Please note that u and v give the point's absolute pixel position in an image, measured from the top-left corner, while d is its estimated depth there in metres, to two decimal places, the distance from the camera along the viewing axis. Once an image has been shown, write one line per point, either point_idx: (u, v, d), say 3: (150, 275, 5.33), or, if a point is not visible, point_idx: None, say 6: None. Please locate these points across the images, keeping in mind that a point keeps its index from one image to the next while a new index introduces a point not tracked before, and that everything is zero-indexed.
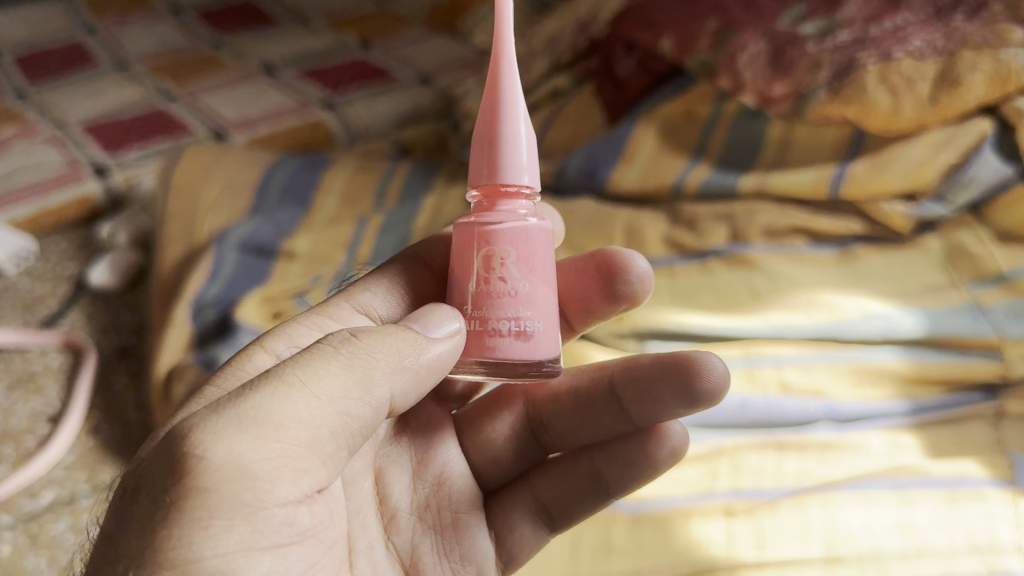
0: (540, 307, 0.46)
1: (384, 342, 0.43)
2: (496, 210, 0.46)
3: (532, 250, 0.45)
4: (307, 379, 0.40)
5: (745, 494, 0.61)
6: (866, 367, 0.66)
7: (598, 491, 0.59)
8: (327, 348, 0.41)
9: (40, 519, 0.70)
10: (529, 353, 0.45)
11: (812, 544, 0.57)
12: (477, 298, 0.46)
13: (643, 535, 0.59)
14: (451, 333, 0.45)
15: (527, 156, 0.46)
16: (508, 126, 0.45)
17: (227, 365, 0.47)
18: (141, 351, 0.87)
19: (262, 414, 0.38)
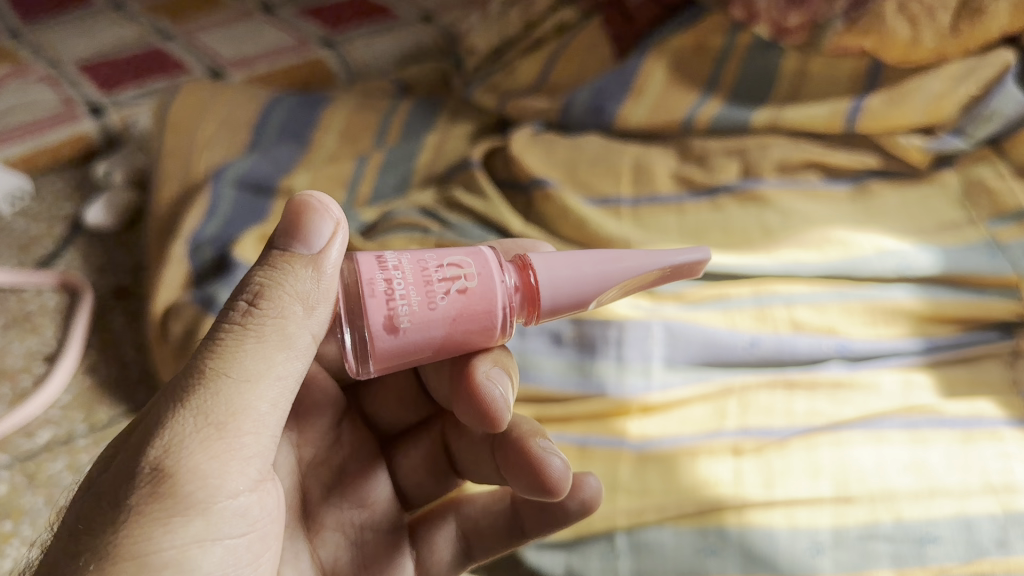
0: (427, 318, 0.41)
1: (287, 291, 0.39)
2: (509, 270, 0.44)
3: (473, 303, 0.42)
4: (225, 362, 0.38)
5: (754, 433, 0.60)
6: (880, 305, 0.65)
7: (510, 527, 0.54)
8: (235, 323, 0.39)
9: (37, 458, 0.69)
10: (378, 311, 0.40)
11: (823, 483, 0.57)
12: (410, 262, 0.42)
13: (649, 474, 0.60)
14: (332, 237, 0.40)
15: (562, 285, 0.45)
16: (593, 257, 0.46)
17: None
18: (138, 290, 0.86)
19: (197, 412, 0.36)
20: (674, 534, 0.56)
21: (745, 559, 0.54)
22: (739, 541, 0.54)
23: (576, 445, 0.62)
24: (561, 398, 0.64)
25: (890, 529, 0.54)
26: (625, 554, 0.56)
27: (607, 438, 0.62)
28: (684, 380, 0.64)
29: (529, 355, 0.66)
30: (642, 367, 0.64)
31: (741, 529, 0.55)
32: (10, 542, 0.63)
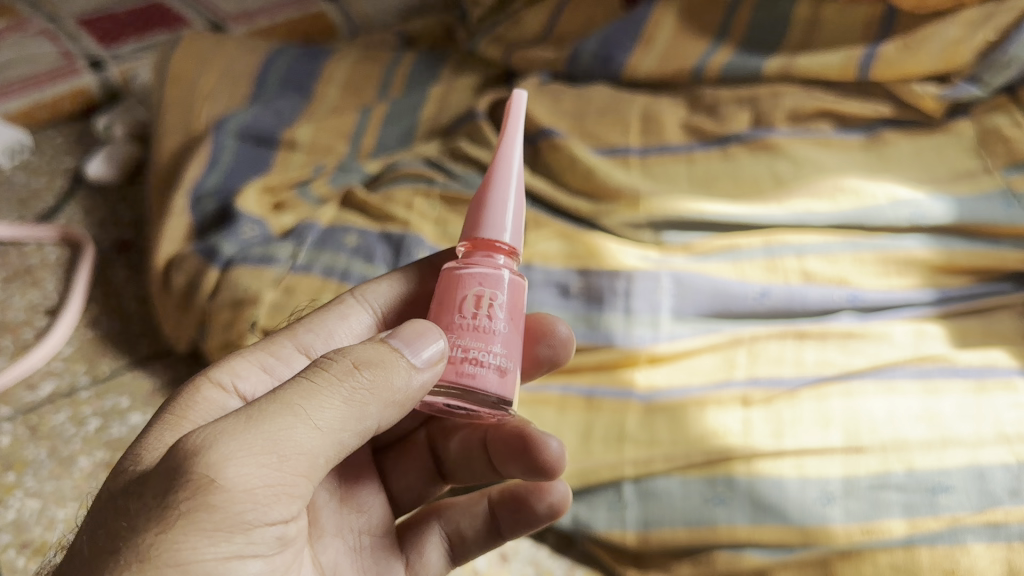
0: (512, 343, 0.43)
1: (385, 376, 0.38)
2: (483, 258, 0.44)
3: (514, 296, 0.43)
4: (310, 406, 0.36)
5: (763, 383, 0.60)
6: (892, 255, 0.64)
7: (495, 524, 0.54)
8: (329, 375, 0.37)
9: (39, 410, 0.69)
10: (502, 387, 0.42)
11: (833, 433, 0.56)
12: (461, 332, 0.42)
13: (657, 424, 0.59)
14: (434, 360, 0.40)
15: (513, 215, 0.45)
16: (504, 185, 0.45)
17: (174, 395, 0.43)
18: (139, 244, 0.85)
19: (270, 438, 0.35)
20: (682, 484, 0.56)
21: (754, 508, 0.54)
22: (748, 489, 0.54)
23: (583, 396, 0.61)
24: None
25: (902, 479, 0.53)
26: (632, 504, 0.56)
27: (615, 389, 0.61)
28: (693, 331, 0.63)
29: (535, 307, 0.65)
30: (650, 318, 0.63)
31: (750, 479, 0.55)
32: (13, 494, 0.63)
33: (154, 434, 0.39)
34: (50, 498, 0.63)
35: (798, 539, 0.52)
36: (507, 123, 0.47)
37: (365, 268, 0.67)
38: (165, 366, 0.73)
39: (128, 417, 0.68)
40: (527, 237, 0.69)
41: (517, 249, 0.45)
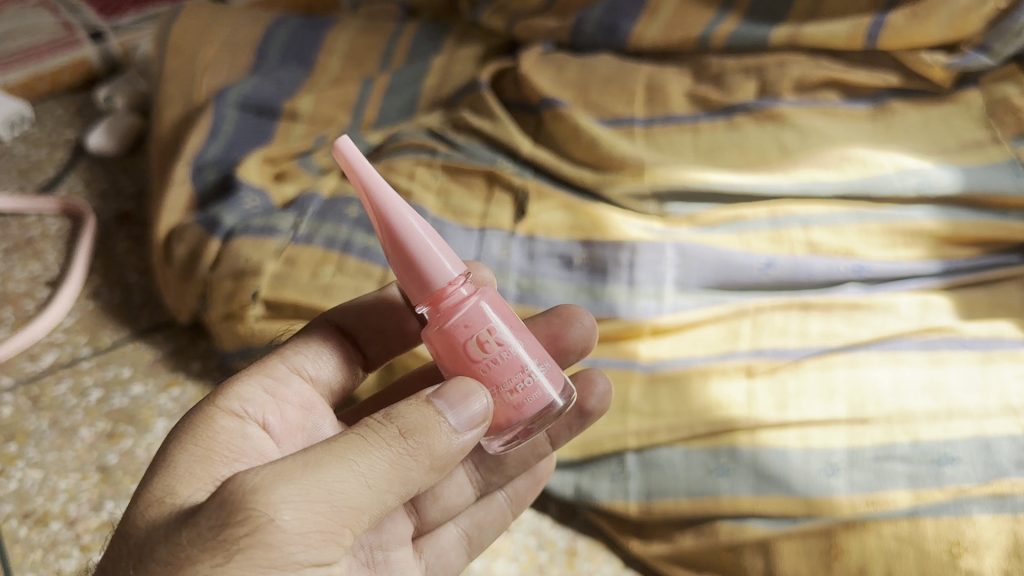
0: (527, 343, 0.43)
1: (428, 441, 0.39)
2: (455, 307, 0.42)
3: (501, 312, 0.43)
4: (361, 462, 0.37)
5: (768, 354, 0.59)
6: (899, 226, 0.63)
7: (509, 507, 0.58)
8: (377, 434, 0.38)
9: (41, 381, 0.69)
10: (553, 388, 0.43)
11: (838, 403, 0.56)
12: (492, 372, 0.41)
13: (660, 395, 0.59)
14: (476, 421, 0.40)
15: (443, 251, 0.43)
16: (413, 225, 0.43)
17: (191, 425, 0.43)
18: (140, 214, 0.84)
19: (326, 489, 0.36)
20: (684, 454, 0.56)
21: (757, 479, 0.54)
22: (751, 460, 0.54)
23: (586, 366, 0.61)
24: None
25: (908, 450, 0.53)
26: (634, 474, 0.57)
27: (619, 359, 0.61)
28: (697, 303, 0.63)
29: (538, 278, 0.65)
30: (654, 290, 0.63)
31: (754, 448, 0.55)
32: (15, 464, 0.63)
33: (183, 467, 0.40)
34: (52, 469, 0.63)
35: (802, 510, 0.52)
36: (365, 181, 0.43)
37: (367, 239, 0.67)
38: (166, 336, 0.73)
39: (130, 387, 0.68)
40: (530, 207, 0.68)
41: (464, 269, 0.44)
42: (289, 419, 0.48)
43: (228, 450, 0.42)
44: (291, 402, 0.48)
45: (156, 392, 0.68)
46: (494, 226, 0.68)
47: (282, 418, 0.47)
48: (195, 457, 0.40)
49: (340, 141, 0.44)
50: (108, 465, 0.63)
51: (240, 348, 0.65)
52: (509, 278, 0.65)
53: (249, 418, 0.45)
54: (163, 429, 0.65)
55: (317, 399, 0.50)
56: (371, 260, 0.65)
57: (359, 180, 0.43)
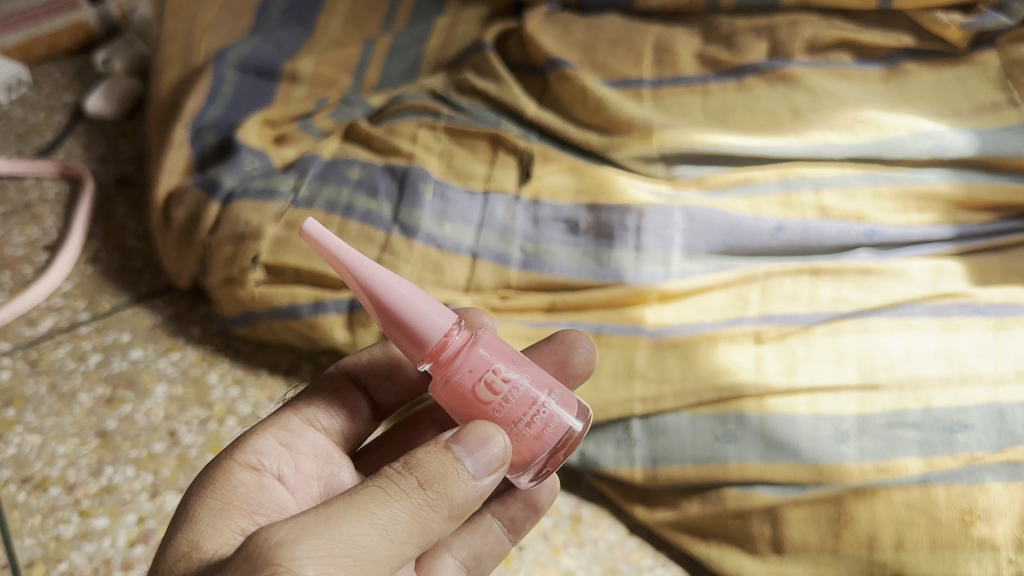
0: (534, 373, 0.40)
1: (449, 488, 0.37)
2: (456, 358, 0.39)
3: (501, 348, 0.39)
4: (382, 515, 0.35)
5: (777, 320, 0.58)
6: (912, 190, 0.62)
7: (506, 535, 0.53)
8: (398, 483, 0.36)
9: (40, 345, 0.68)
10: (571, 415, 0.40)
11: (848, 369, 0.55)
12: (504, 411, 0.38)
13: (666, 361, 0.58)
14: (496, 468, 0.37)
15: (436, 308, 0.39)
16: (393, 283, 0.39)
17: (206, 485, 0.40)
18: (139, 179, 0.83)
19: (348, 543, 0.34)
20: (691, 421, 0.55)
21: (765, 445, 0.53)
22: (759, 427, 0.53)
23: (591, 331, 0.60)
24: (575, 286, 0.62)
25: (919, 417, 0.52)
26: (640, 441, 0.56)
27: (624, 326, 0.60)
28: (705, 269, 0.61)
29: (543, 243, 0.64)
30: (661, 255, 0.62)
31: (762, 414, 0.54)
32: (13, 429, 0.63)
33: (204, 524, 0.38)
34: (50, 434, 0.62)
35: (811, 477, 0.52)
36: (340, 258, 0.39)
37: (368, 203, 0.65)
38: (166, 301, 0.72)
39: (129, 352, 0.68)
40: (536, 170, 0.67)
41: (458, 316, 0.40)
42: (308, 471, 0.45)
43: (245, 505, 0.39)
44: (306, 452, 0.45)
45: (155, 357, 0.68)
46: (498, 191, 0.67)
47: (299, 470, 0.44)
48: (216, 512, 0.38)
49: (306, 222, 0.40)
50: (107, 430, 0.63)
51: (241, 313, 0.65)
52: (513, 243, 0.64)
53: (267, 469, 0.42)
54: (163, 395, 0.65)
55: (331, 449, 0.47)
56: (373, 223, 0.64)
57: (332, 257, 0.39)
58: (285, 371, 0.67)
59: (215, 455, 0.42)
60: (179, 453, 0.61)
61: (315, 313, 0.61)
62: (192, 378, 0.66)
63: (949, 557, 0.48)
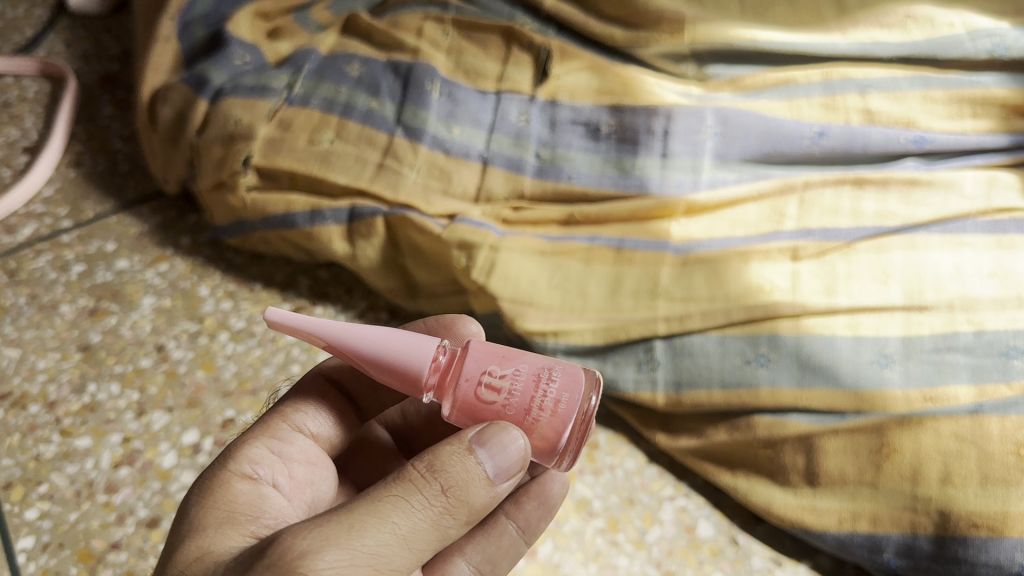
0: (530, 358, 0.37)
1: (472, 496, 0.34)
2: (453, 377, 0.36)
3: (490, 348, 0.37)
4: (404, 523, 0.32)
5: (817, 235, 0.53)
6: (969, 94, 0.56)
7: (522, 537, 0.46)
8: (421, 491, 0.33)
9: (19, 254, 0.64)
10: (586, 388, 0.36)
11: (892, 289, 0.51)
12: (511, 404, 0.35)
13: (694, 279, 0.53)
14: (515, 473, 0.34)
15: (416, 340, 0.36)
16: (361, 330, 0.36)
17: (202, 498, 0.36)
18: (124, 78, 0.77)
19: (369, 553, 0.31)
20: (719, 342, 0.50)
21: (801, 370, 0.49)
22: (794, 349, 0.49)
23: (612, 247, 0.55)
24: (595, 197, 0.57)
25: (971, 341, 0.48)
26: (663, 364, 0.52)
27: (649, 241, 0.54)
28: (738, 179, 0.56)
29: (560, 149, 0.58)
30: (690, 163, 0.57)
31: (797, 335, 0.49)
32: None
33: (206, 541, 0.34)
34: (29, 348, 0.58)
35: (851, 404, 0.47)
36: (312, 332, 0.37)
37: (369, 101, 0.60)
38: (154, 208, 0.67)
39: (114, 262, 0.63)
40: (553, 69, 0.62)
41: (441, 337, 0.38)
42: (304, 480, 0.40)
43: (248, 515, 0.35)
44: (301, 459, 0.40)
45: (142, 267, 0.63)
46: (512, 90, 0.61)
47: (295, 478, 0.39)
48: (218, 526, 0.34)
49: (268, 312, 0.37)
50: (90, 344, 0.58)
51: (233, 222, 0.61)
52: (528, 149, 0.58)
53: (262, 481, 0.37)
54: (151, 308, 0.61)
55: (322, 457, 0.42)
56: (374, 124, 0.59)
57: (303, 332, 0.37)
58: (280, 284, 0.62)
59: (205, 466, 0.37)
60: (167, 369, 0.57)
61: (311, 224, 0.57)
62: (181, 290, 0.62)
63: (1001, 493, 0.44)
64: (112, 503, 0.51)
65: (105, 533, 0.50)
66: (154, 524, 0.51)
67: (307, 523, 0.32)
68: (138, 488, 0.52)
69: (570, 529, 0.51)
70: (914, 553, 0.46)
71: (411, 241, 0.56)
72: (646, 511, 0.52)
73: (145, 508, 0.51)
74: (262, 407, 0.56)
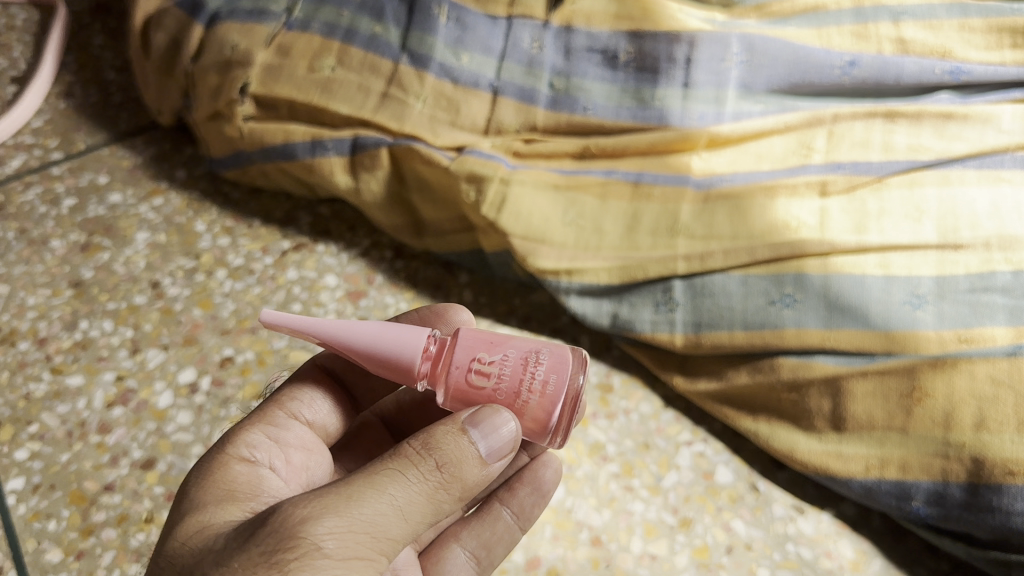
0: (517, 342, 0.37)
1: (465, 473, 0.34)
2: (444, 367, 0.36)
3: (477, 335, 0.37)
4: (400, 496, 0.32)
5: (847, 168, 0.50)
6: (1009, 22, 0.53)
7: (516, 523, 0.45)
8: (416, 468, 0.33)
9: (7, 187, 0.61)
10: (573, 368, 0.36)
11: (926, 226, 0.48)
12: (500, 389, 0.35)
13: (715, 216, 0.50)
14: (507, 452, 0.35)
15: (407, 331, 0.36)
16: (352, 326, 0.37)
17: (200, 481, 0.35)
18: (117, 6, 0.74)
19: (367, 521, 0.31)
20: (742, 282, 0.48)
21: (829, 311, 0.46)
22: (822, 289, 0.46)
23: (629, 181, 0.52)
24: (612, 129, 0.54)
25: (1009, 281, 0.45)
26: (682, 304, 0.49)
27: (669, 175, 0.51)
28: (763, 110, 0.53)
29: (575, 78, 0.55)
30: (713, 93, 0.53)
31: (825, 274, 0.46)
32: None
33: (206, 515, 0.33)
34: (19, 284, 0.56)
35: (881, 346, 0.45)
36: (306, 331, 0.37)
37: (373, 26, 0.56)
38: (147, 141, 0.64)
39: (106, 196, 0.60)
40: None
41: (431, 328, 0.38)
42: (301, 466, 0.39)
43: (246, 495, 0.34)
44: (297, 445, 0.39)
45: (136, 201, 0.60)
46: (524, 14, 0.56)
47: (291, 463, 0.39)
48: (218, 502, 0.34)
49: (264, 315, 0.37)
50: (82, 281, 0.56)
51: (230, 154, 0.58)
52: (541, 78, 0.55)
53: (260, 463, 0.37)
54: (145, 243, 0.58)
55: (317, 446, 0.41)
56: (378, 51, 0.55)
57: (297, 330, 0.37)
58: (279, 221, 0.60)
59: (202, 454, 0.37)
60: (163, 307, 0.55)
61: (312, 154, 0.54)
62: (177, 226, 0.59)
63: None
64: (105, 444, 0.49)
65: (98, 475, 0.48)
66: (150, 466, 0.48)
67: (307, 493, 0.32)
68: (132, 428, 0.50)
69: (583, 474, 0.49)
70: (945, 502, 0.43)
71: (419, 176, 0.53)
72: (662, 456, 0.50)
73: (139, 449, 0.49)
74: (262, 346, 0.53)
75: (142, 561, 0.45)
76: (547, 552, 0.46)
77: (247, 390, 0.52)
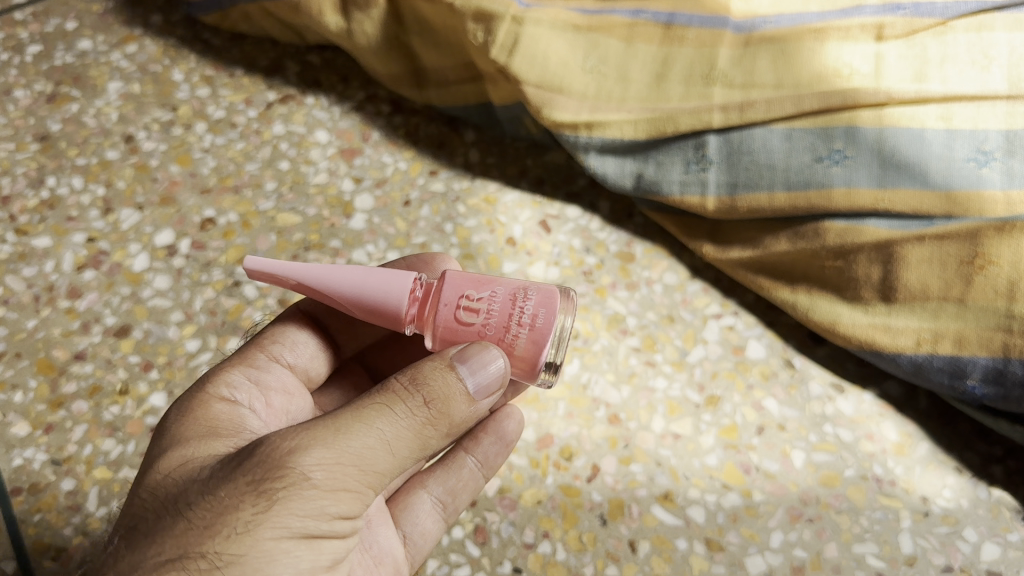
0: (504, 281, 0.33)
1: (453, 411, 0.29)
2: (430, 309, 0.33)
3: (461, 273, 0.33)
4: (389, 430, 0.28)
5: (907, 9, 0.42)
6: None
7: (481, 471, 0.39)
8: (405, 400, 0.29)
9: None
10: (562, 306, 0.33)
11: (994, 74, 0.40)
12: (485, 327, 0.32)
13: (758, 61, 0.43)
14: (496, 380, 0.30)
15: (393, 275, 0.32)
16: (338, 269, 0.32)
17: (176, 418, 0.31)
18: None
19: (356, 455, 0.27)
20: (786, 137, 0.42)
21: (883, 168, 0.40)
22: (876, 142, 0.40)
23: (659, 23, 0.45)
24: None
25: None
26: (717, 163, 0.44)
27: (704, 15, 0.44)
28: None
29: None
30: None
31: (881, 127, 0.40)
32: None
33: (185, 451, 0.29)
34: None
35: (941, 208, 0.39)
36: (291, 278, 0.33)
37: None
38: None
39: (75, 42, 0.55)
40: None
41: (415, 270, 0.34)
42: (281, 410, 0.35)
43: (229, 432, 0.30)
44: (277, 389, 0.35)
45: (107, 48, 0.54)
46: None
47: (271, 407, 0.35)
48: (199, 437, 0.29)
49: (247, 262, 0.33)
50: (49, 134, 0.51)
51: None
52: None
53: (240, 404, 0.33)
54: (117, 93, 0.52)
55: (298, 391, 0.37)
56: None
57: (282, 277, 0.33)
58: (265, 70, 0.54)
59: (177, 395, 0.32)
60: (137, 163, 0.50)
61: None
62: (152, 75, 0.53)
63: None
64: (75, 310, 0.45)
65: (68, 342, 0.44)
66: (124, 334, 0.44)
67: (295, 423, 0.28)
68: (104, 293, 0.45)
69: (601, 348, 0.45)
70: (1005, 381, 0.39)
71: (417, 15, 0.47)
72: (687, 330, 0.45)
73: (113, 316, 0.44)
74: (246, 208, 0.48)
75: (117, 435, 0.41)
76: (560, 430, 0.42)
77: (231, 254, 0.47)
